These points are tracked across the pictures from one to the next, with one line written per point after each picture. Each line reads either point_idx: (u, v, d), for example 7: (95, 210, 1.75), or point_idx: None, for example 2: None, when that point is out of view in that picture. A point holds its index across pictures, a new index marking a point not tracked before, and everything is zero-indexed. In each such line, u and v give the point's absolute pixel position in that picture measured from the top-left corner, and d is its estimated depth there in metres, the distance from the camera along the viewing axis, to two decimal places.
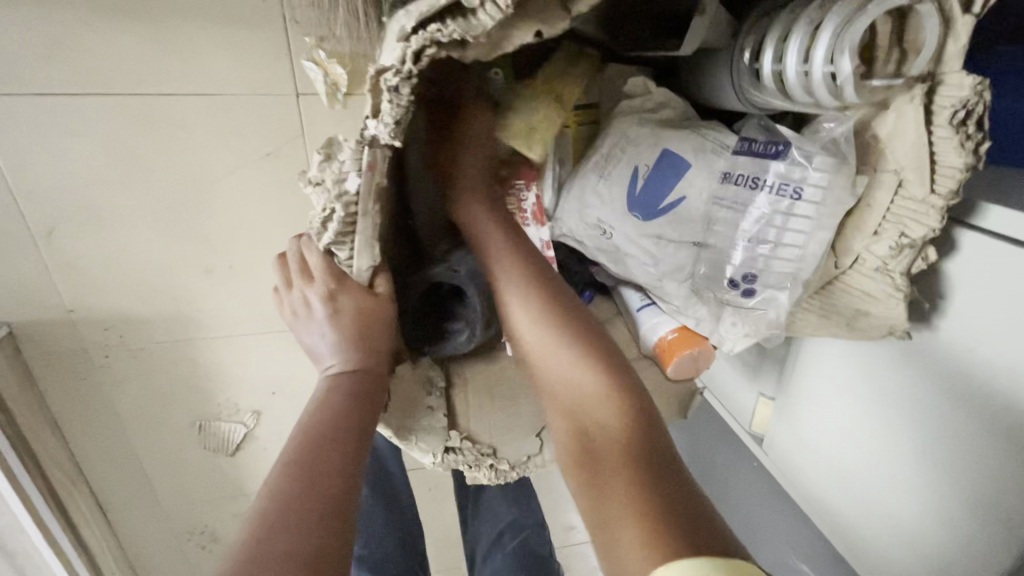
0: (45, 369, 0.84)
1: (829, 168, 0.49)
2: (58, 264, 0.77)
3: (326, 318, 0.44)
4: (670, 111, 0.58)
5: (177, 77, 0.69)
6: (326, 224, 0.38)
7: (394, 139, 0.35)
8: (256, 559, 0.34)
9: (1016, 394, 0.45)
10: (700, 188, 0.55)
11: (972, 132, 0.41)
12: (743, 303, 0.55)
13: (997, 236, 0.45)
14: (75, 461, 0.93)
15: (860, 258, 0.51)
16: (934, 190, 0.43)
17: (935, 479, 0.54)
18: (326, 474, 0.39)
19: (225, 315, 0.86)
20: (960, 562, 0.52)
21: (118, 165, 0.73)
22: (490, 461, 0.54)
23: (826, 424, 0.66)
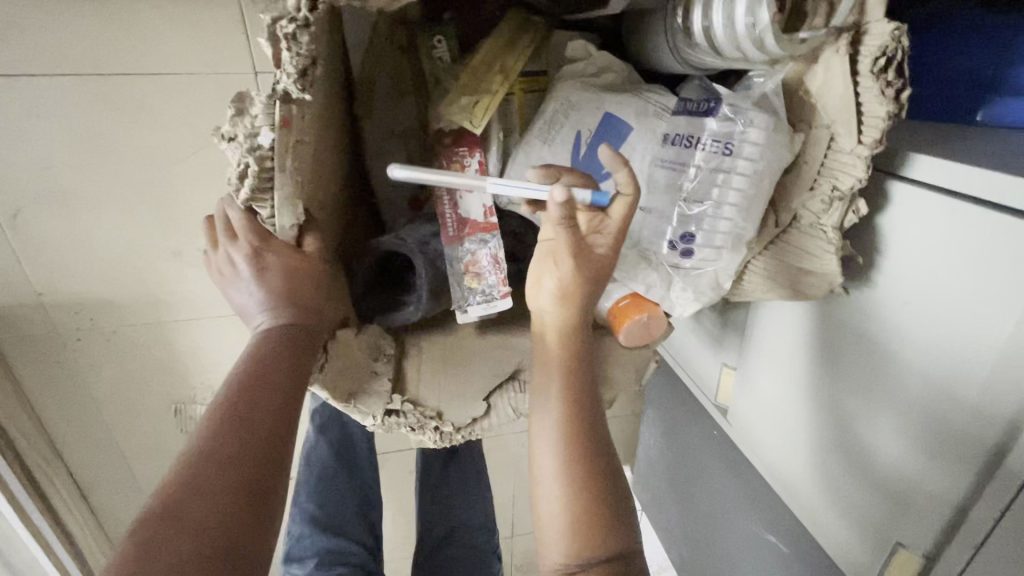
0: (16, 354, 0.84)
1: (763, 123, 0.48)
2: (23, 248, 0.76)
3: (251, 274, 0.45)
4: (613, 74, 0.58)
5: (134, 54, 0.68)
6: (243, 178, 0.39)
7: (301, 91, 0.36)
8: (178, 506, 0.35)
9: (948, 342, 0.46)
10: (643, 151, 0.55)
11: (892, 79, 0.41)
12: (682, 266, 0.54)
13: (924, 185, 0.46)
14: (52, 447, 0.93)
15: (799, 215, 0.51)
16: (861, 141, 0.43)
17: (879, 434, 0.54)
18: (259, 422, 0.41)
19: (195, 298, 0.86)
20: (897, 516, 0.53)
21: (79, 146, 0.71)
22: (434, 423, 0.56)
23: (783, 387, 0.66)
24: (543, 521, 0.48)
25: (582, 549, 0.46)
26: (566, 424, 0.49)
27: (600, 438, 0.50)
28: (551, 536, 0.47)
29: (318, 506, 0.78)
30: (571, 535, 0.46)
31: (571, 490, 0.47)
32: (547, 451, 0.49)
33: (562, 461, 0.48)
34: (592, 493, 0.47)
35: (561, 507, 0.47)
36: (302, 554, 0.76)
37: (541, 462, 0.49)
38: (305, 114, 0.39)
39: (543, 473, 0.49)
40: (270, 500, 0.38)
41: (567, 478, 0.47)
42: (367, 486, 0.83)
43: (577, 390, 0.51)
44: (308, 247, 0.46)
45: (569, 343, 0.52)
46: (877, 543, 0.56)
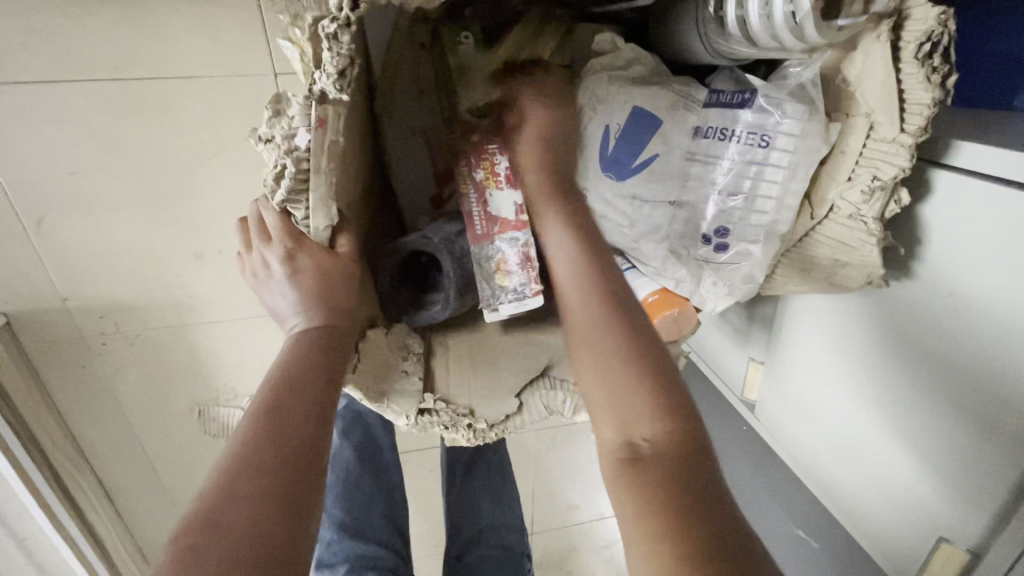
0: (43, 358, 0.84)
1: (796, 113, 0.48)
2: (47, 253, 0.76)
3: (285, 277, 0.45)
4: (640, 66, 0.57)
5: (153, 56, 0.68)
6: (279, 180, 0.39)
7: (339, 91, 0.35)
8: (216, 513, 0.35)
9: (996, 334, 0.44)
10: (676, 145, 0.55)
11: (938, 64, 0.40)
12: (717, 260, 0.54)
13: (971, 173, 0.44)
14: (79, 450, 0.94)
15: (835, 207, 0.49)
16: (903, 129, 0.43)
17: (918, 425, 0.53)
18: (293, 424, 0.40)
19: (217, 301, 0.86)
20: (943, 510, 0.52)
21: (100, 151, 0.72)
22: (467, 421, 0.55)
23: (812, 381, 0.66)
24: (603, 425, 0.44)
25: (637, 424, 0.42)
26: (595, 321, 0.48)
27: (646, 341, 0.47)
28: (601, 420, 0.44)
29: (344, 508, 0.78)
30: (614, 409, 0.43)
31: (608, 370, 0.45)
32: (591, 359, 0.46)
33: (607, 360, 0.45)
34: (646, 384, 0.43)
35: (602, 388, 0.44)
36: (334, 560, 0.74)
37: (590, 373, 0.46)
38: (341, 113, 0.38)
39: (596, 380, 0.45)
40: (311, 504, 0.38)
41: (616, 372, 0.44)
42: (392, 486, 0.83)
43: (608, 292, 0.50)
44: (341, 248, 0.46)
45: (583, 245, 0.53)
46: (917, 534, 0.55)
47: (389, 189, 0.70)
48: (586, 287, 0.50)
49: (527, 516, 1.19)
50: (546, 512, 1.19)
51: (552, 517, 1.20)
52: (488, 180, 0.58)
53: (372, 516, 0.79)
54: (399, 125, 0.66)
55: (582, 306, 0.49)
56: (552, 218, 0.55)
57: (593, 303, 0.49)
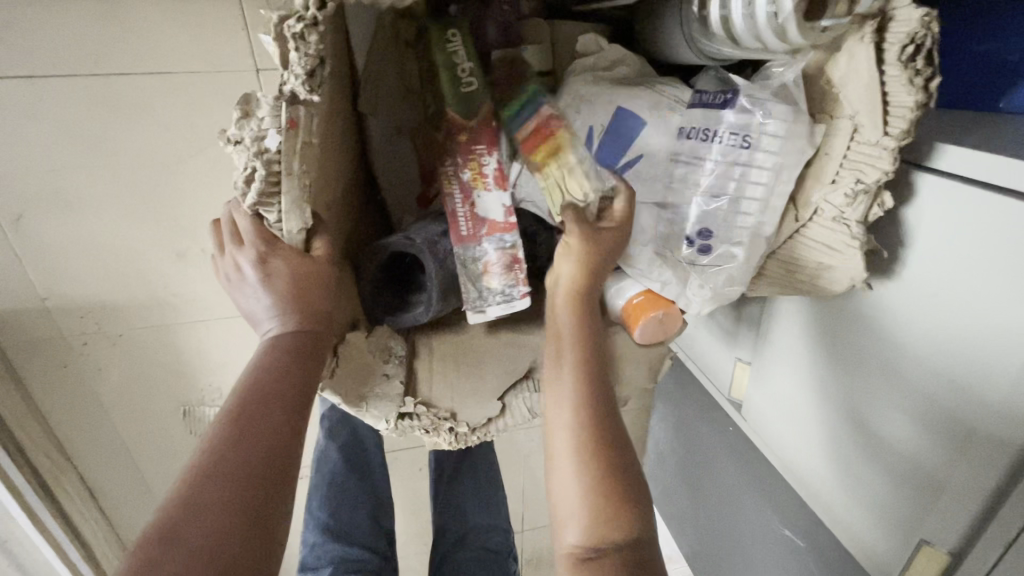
0: (23, 359, 0.83)
1: (783, 115, 0.47)
2: (25, 252, 0.75)
3: (258, 281, 0.43)
4: (624, 68, 0.57)
5: (131, 52, 0.66)
6: (250, 183, 0.38)
7: (308, 92, 0.34)
8: (177, 524, 0.34)
9: (979, 339, 0.44)
10: (659, 146, 0.54)
11: (921, 67, 0.39)
12: (699, 262, 0.53)
13: (955, 177, 0.44)
14: (62, 451, 0.93)
15: (818, 210, 0.48)
16: (887, 132, 0.42)
17: (901, 429, 0.53)
18: (261, 433, 0.39)
19: (200, 301, 0.85)
20: (925, 515, 0.52)
21: (78, 149, 0.70)
22: (448, 424, 0.55)
23: (797, 382, 0.66)
24: (558, 498, 0.45)
25: (602, 533, 0.42)
26: (582, 410, 0.46)
27: (616, 427, 0.46)
28: (566, 518, 0.44)
29: (328, 510, 0.77)
30: (583, 510, 0.43)
31: (586, 469, 0.44)
32: (562, 430, 0.46)
33: (574, 443, 0.45)
34: (610, 477, 0.44)
35: (575, 484, 0.44)
36: (317, 563, 0.73)
37: (556, 444, 0.46)
38: (314, 114, 0.38)
39: (559, 458, 0.45)
40: (278, 514, 0.37)
41: (582, 461, 0.44)
42: (378, 486, 0.83)
43: (593, 367, 0.48)
44: (317, 251, 0.44)
45: (579, 307, 0.50)
46: (898, 538, 0.55)
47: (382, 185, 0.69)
48: (574, 350, 0.49)
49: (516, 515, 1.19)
50: (536, 510, 1.19)
51: (541, 516, 1.20)
52: (473, 179, 0.58)
53: (358, 517, 0.79)
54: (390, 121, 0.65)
55: (567, 377, 0.48)
56: (572, 285, 0.50)
57: (576, 375, 0.48)
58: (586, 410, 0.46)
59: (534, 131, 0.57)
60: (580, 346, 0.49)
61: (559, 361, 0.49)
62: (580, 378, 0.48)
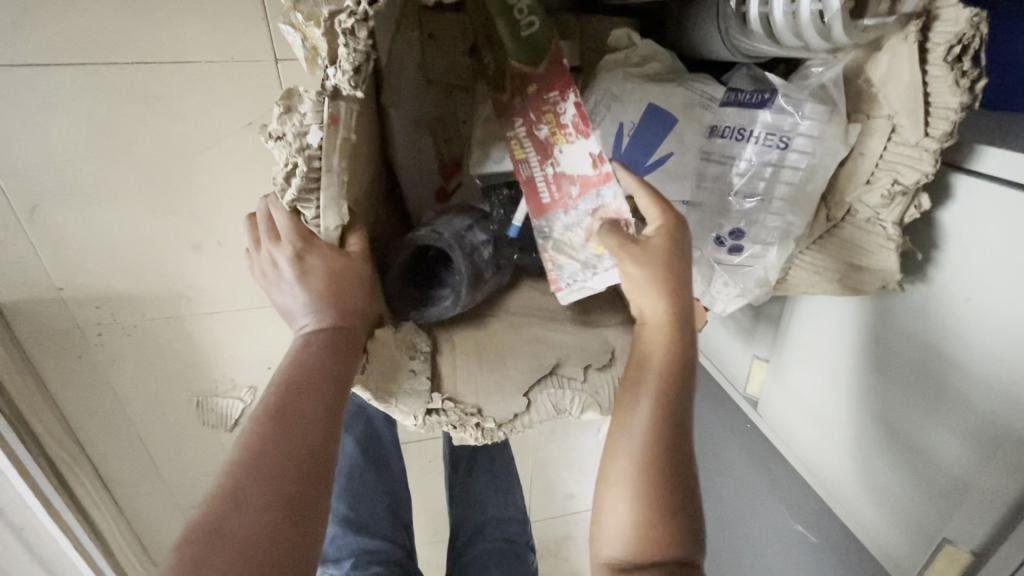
0: (38, 350, 0.83)
1: (820, 116, 0.47)
2: (42, 243, 0.75)
3: (294, 278, 0.43)
4: (657, 63, 0.55)
5: (150, 41, 0.65)
6: (290, 178, 0.37)
7: (353, 88, 0.34)
8: (223, 518, 0.35)
9: (1014, 344, 0.44)
10: (689, 145, 0.53)
11: (967, 68, 0.39)
12: (730, 262, 0.53)
13: (995, 180, 0.43)
14: (76, 441, 0.93)
15: (853, 210, 0.48)
16: (928, 133, 0.42)
17: (929, 430, 0.53)
18: (301, 427, 0.39)
19: (216, 293, 0.85)
20: (948, 516, 0.52)
21: (95, 139, 0.69)
22: (475, 420, 0.55)
23: (821, 380, 0.65)
24: (605, 516, 0.47)
25: (640, 552, 0.45)
26: (653, 444, 0.46)
27: (686, 466, 0.46)
28: (613, 537, 0.46)
29: (348, 502, 0.78)
30: (633, 534, 0.45)
31: (637, 505, 0.45)
32: (624, 459, 0.47)
33: (635, 478, 0.45)
34: (662, 512, 0.45)
35: (629, 512, 0.45)
36: (338, 555, 0.74)
37: (615, 467, 0.47)
38: (352, 109, 0.37)
39: (614, 484, 0.47)
40: (320, 507, 0.38)
41: (638, 494, 0.45)
42: (395, 479, 0.83)
43: (672, 404, 0.47)
44: (352, 248, 0.44)
45: (671, 337, 0.48)
46: (919, 537, 0.56)
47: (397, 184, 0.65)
48: (659, 382, 0.48)
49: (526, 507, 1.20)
50: (546, 503, 1.20)
51: (551, 508, 1.21)
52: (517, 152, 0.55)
53: (376, 509, 0.80)
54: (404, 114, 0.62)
55: (645, 407, 0.47)
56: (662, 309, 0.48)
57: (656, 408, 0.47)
58: (655, 445, 0.46)
59: (518, 78, 0.59)
60: (666, 379, 0.48)
61: (646, 391, 0.48)
62: (659, 413, 0.47)
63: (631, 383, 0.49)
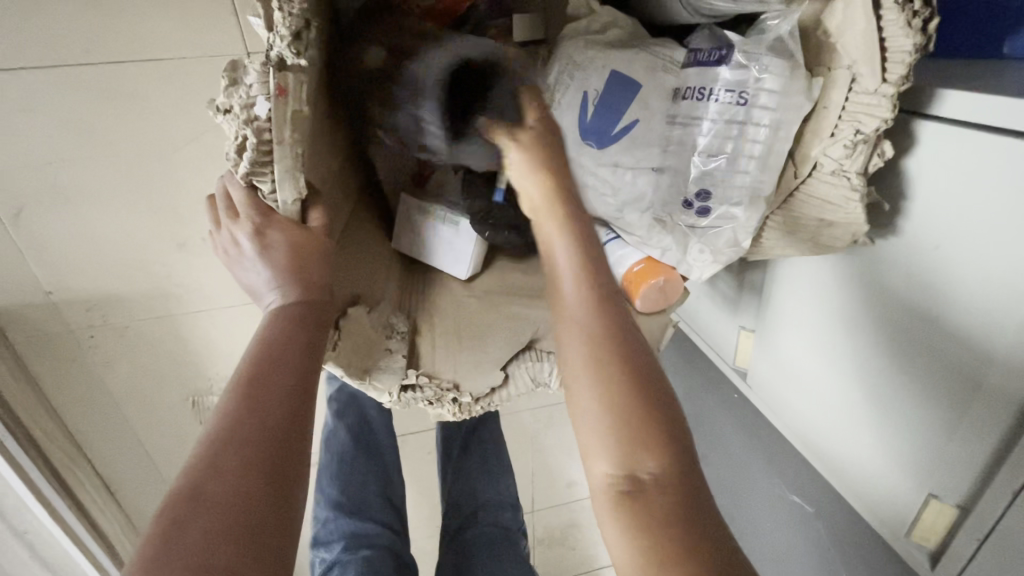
0: (33, 354, 0.84)
1: (781, 69, 0.46)
2: (28, 247, 0.75)
3: (257, 254, 0.43)
4: (617, 30, 0.56)
5: (121, 39, 0.66)
6: (241, 153, 0.38)
7: (296, 55, 0.35)
8: (200, 485, 0.34)
9: (981, 287, 0.44)
10: (655, 110, 0.53)
11: (918, 9, 0.39)
12: (699, 225, 0.54)
13: (958, 123, 0.43)
14: (76, 444, 0.94)
15: (818, 163, 0.47)
16: (884, 78, 0.41)
17: (910, 384, 0.53)
18: (274, 396, 0.39)
19: (204, 290, 0.85)
20: (934, 468, 0.52)
21: (74, 140, 0.70)
22: (452, 395, 0.55)
23: (803, 343, 0.65)
24: (582, 433, 0.43)
25: (632, 455, 0.39)
26: (595, 338, 0.45)
27: (637, 347, 0.45)
28: (594, 448, 0.41)
29: (338, 487, 0.79)
30: (612, 434, 0.40)
31: (602, 393, 0.42)
32: (576, 363, 0.44)
33: (591, 374, 0.43)
34: (638, 401, 0.41)
35: (597, 409, 0.42)
36: (329, 539, 0.75)
37: (576, 384, 0.44)
38: (302, 80, 0.37)
39: (579, 391, 0.43)
40: (299, 474, 0.38)
41: (605, 389, 0.42)
42: (388, 466, 0.84)
43: (601, 293, 0.47)
44: (313, 223, 0.44)
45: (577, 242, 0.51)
46: (905, 493, 0.56)
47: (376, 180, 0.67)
48: (573, 288, 0.48)
49: (526, 493, 1.20)
50: (547, 489, 1.20)
51: (552, 494, 1.21)
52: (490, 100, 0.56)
53: (369, 495, 0.80)
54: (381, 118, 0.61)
55: (573, 310, 0.47)
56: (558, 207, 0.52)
57: (582, 299, 0.47)
58: (599, 335, 0.45)
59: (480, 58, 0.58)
60: (579, 274, 0.48)
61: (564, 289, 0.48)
62: (589, 309, 0.46)
63: (557, 299, 0.49)
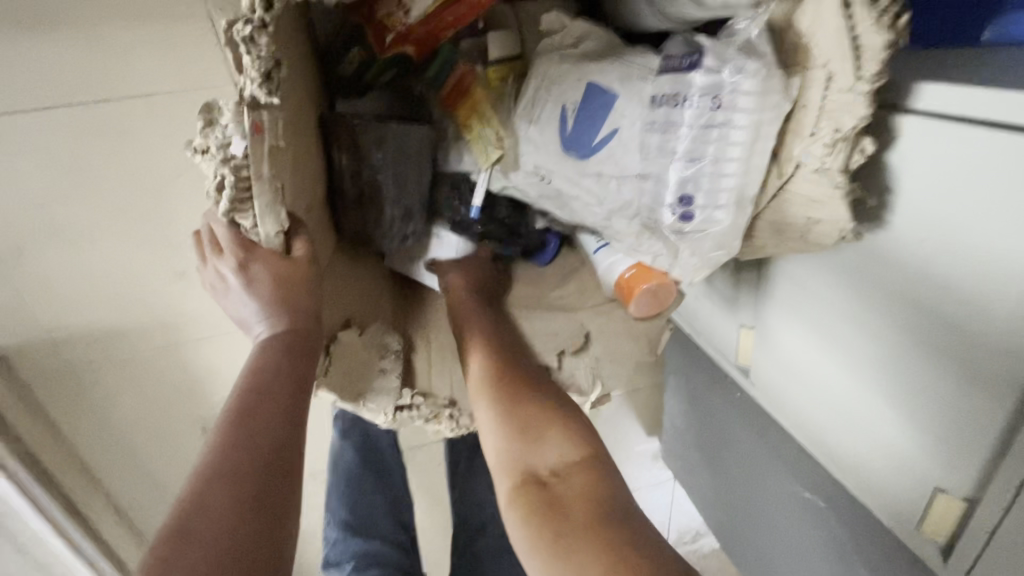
0: (43, 391, 0.85)
1: (756, 71, 0.45)
2: (33, 285, 0.77)
3: (243, 287, 0.44)
4: (590, 43, 0.56)
5: (109, 77, 0.66)
6: (221, 191, 0.38)
7: (269, 94, 0.35)
8: (190, 522, 0.34)
9: (970, 278, 0.44)
10: (633, 117, 0.53)
11: (885, 6, 0.40)
12: (683, 230, 0.52)
13: (937, 115, 0.43)
14: (90, 475, 0.96)
15: (801, 163, 0.47)
16: (860, 76, 0.41)
17: (907, 377, 0.52)
18: (263, 429, 0.40)
19: (206, 318, 0.86)
20: (937, 461, 0.51)
21: (70, 179, 0.71)
22: (448, 412, 0.59)
23: (800, 339, 0.64)
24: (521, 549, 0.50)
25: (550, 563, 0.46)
26: (511, 463, 0.54)
27: (545, 458, 0.53)
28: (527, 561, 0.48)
29: (347, 507, 0.80)
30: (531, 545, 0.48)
31: (521, 508, 0.51)
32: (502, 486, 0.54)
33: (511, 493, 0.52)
34: (547, 515, 0.48)
35: (520, 528, 0.50)
36: (341, 560, 0.76)
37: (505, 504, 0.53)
38: (278, 117, 0.38)
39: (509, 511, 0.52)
40: (291, 505, 0.38)
41: (524, 509, 0.50)
42: (396, 483, 0.84)
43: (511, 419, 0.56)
44: (297, 253, 0.44)
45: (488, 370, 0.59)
46: (910, 487, 0.55)
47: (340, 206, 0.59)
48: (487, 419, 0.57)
49: None
50: None
51: None
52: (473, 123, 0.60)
53: (377, 514, 0.81)
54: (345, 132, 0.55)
55: (492, 439, 0.56)
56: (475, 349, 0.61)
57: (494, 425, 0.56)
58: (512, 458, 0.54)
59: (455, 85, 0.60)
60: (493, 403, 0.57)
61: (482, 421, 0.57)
62: (503, 437, 0.55)
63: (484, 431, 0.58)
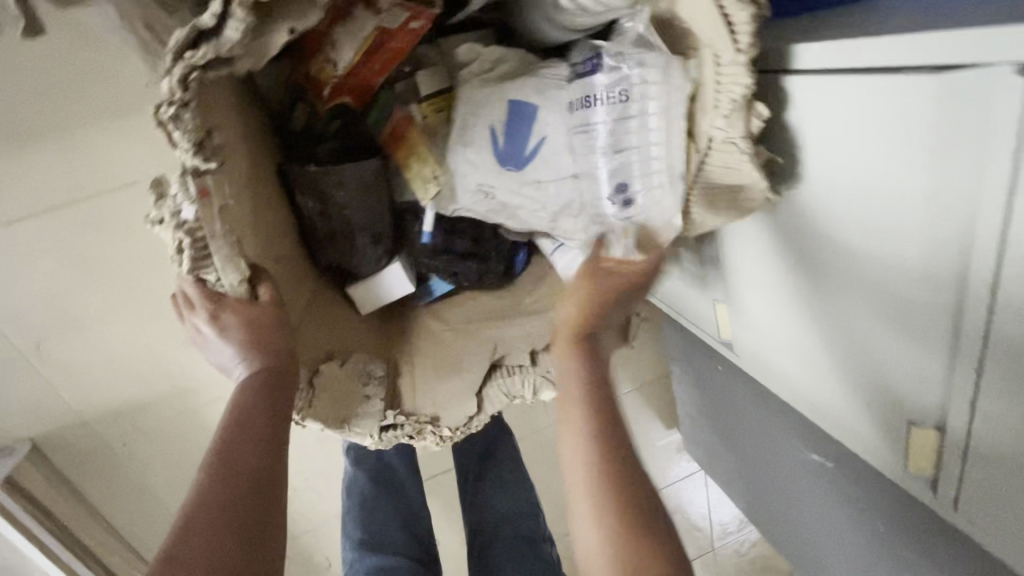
0: (73, 470, 0.90)
1: (654, 62, 0.50)
2: (52, 374, 0.82)
3: (217, 335, 0.49)
4: (507, 64, 0.61)
5: (81, 169, 0.70)
6: (183, 253, 0.43)
7: (204, 161, 0.40)
8: (175, 548, 0.38)
9: (882, 214, 0.46)
10: (557, 124, 0.57)
11: None
12: (626, 216, 0.58)
13: (815, 72, 0.46)
14: (128, 544, 1.00)
15: (710, 137, 0.51)
16: (738, 49, 0.45)
17: (861, 320, 0.53)
18: (242, 459, 0.43)
19: (215, 377, 0.91)
20: (904, 395, 0.52)
21: (66, 270, 0.75)
22: (431, 427, 0.62)
23: (766, 302, 0.66)
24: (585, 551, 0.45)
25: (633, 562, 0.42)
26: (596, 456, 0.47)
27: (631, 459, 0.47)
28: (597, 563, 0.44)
29: (366, 532, 0.82)
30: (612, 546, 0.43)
31: (602, 509, 0.44)
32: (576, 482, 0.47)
33: (588, 491, 0.46)
34: (631, 518, 0.44)
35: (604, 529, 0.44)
36: None
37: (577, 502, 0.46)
38: (219, 180, 0.43)
39: (582, 511, 0.46)
40: (270, 525, 0.41)
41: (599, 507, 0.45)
42: (412, 504, 0.87)
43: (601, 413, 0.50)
44: (262, 296, 0.49)
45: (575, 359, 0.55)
46: (888, 426, 0.56)
47: (317, 244, 0.64)
48: (573, 405, 0.51)
49: None
50: None
51: None
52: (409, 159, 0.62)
53: (394, 534, 0.84)
54: (304, 178, 0.60)
55: (572, 431, 0.50)
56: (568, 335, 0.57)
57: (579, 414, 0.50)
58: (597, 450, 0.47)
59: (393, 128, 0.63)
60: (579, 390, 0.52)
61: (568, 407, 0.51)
62: (587, 429, 0.49)
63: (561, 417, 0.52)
